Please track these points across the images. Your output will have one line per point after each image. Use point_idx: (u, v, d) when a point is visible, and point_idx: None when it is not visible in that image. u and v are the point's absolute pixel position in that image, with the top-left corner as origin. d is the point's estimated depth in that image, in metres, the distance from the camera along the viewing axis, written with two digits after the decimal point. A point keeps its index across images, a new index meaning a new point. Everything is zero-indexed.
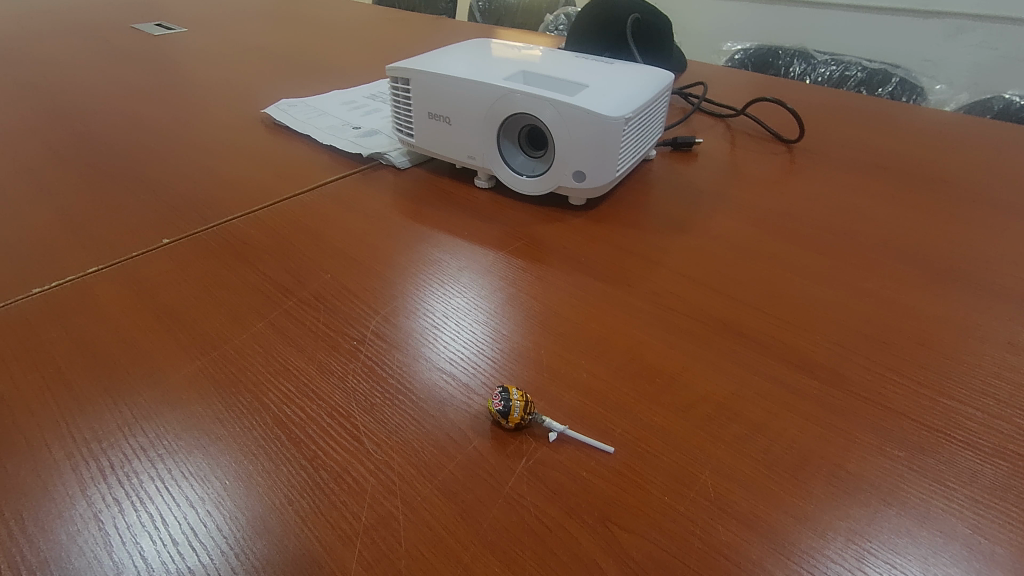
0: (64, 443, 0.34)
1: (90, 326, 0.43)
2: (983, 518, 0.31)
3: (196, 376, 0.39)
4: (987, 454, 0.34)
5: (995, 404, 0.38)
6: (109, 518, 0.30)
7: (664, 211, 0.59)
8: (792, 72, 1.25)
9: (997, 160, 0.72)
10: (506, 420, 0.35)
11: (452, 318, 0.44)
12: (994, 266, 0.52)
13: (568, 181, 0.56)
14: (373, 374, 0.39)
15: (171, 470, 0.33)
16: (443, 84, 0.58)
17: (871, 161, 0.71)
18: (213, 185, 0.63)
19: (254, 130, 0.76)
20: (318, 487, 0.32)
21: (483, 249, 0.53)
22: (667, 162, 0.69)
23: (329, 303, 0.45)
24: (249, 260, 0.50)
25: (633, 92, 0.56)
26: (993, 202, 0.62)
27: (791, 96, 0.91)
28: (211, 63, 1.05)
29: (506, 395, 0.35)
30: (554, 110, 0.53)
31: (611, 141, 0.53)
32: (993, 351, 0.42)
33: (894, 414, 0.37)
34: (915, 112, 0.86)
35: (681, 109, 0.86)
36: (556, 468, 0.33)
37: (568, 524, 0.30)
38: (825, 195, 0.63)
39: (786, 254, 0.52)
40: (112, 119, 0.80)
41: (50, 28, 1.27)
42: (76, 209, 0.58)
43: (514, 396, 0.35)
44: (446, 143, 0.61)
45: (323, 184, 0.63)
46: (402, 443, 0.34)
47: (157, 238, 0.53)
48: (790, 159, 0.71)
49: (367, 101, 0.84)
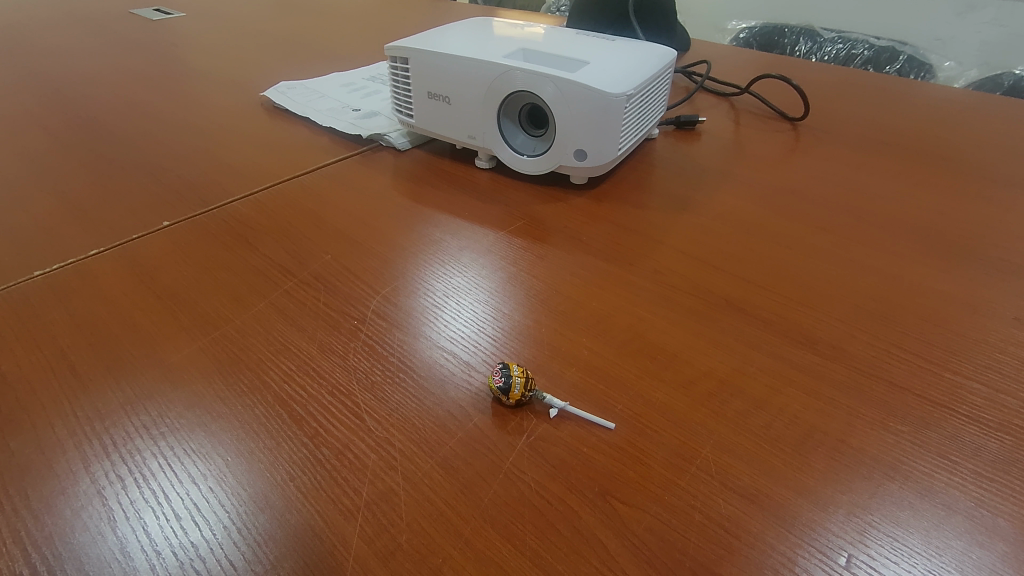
0: (67, 422, 0.34)
1: (92, 307, 0.43)
2: (986, 492, 0.31)
3: (198, 356, 0.39)
4: (990, 428, 0.34)
5: (1000, 379, 0.37)
6: (112, 495, 0.31)
7: (666, 189, 0.59)
8: (798, 52, 1.23)
9: (1008, 136, 0.71)
10: (506, 397, 0.35)
11: (453, 297, 0.44)
12: (1002, 242, 0.51)
13: (570, 160, 0.56)
14: (374, 353, 0.39)
15: (173, 447, 0.33)
16: (443, 63, 0.57)
17: (877, 138, 0.69)
18: (213, 168, 0.62)
19: (253, 114, 0.75)
20: (319, 464, 0.32)
21: (484, 229, 0.53)
22: (670, 141, 0.69)
23: (330, 283, 0.45)
24: (250, 242, 0.50)
25: (636, 68, 0.55)
26: (1002, 178, 0.61)
27: (796, 74, 0.90)
28: (210, 47, 1.04)
29: (507, 371, 0.35)
30: (555, 86, 0.52)
31: (613, 117, 0.52)
32: (998, 327, 0.41)
33: (897, 389, 0.36)
34: (923, 90, 0.85)
35: (684, 88, 0.85)
36: (556, 443, 0.33)
37: (567, 499, 0.30)
38: (830, 173, 0.62)
39: (790, 231, 0.52)
40: (112, 104, 0.79)
41: (51, 15, 1.26)
42: (77, 193, 0.58)
43: (514, 373, 0.35)
44: (446, 122, 0.61)
45: (322, 166, 0.63)
46: (402, 420, 0.34)
47: (157, 221, 0.53)
48: (795, 137, 0.70)
49: (366, 83, 0.84)
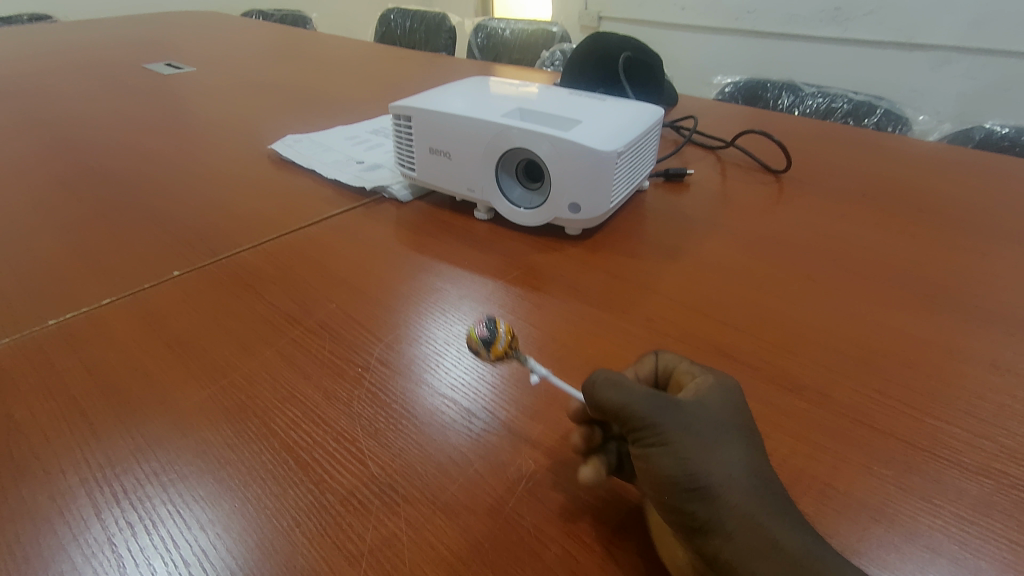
0: (78, 469, 0.35)
1: (104, 355, 0.44)
2: (969, 535, 0.32)
3: (206, 403, 0.40)
4: (972, 472, 0.35)
5: (979, 424, 0.39)
6: (122, 541, 0.32)
7: (657, 239, 0.61)
8: (781, 105, 1.28)
9: (981, 186, 0.75)
10: (488, 350, 0.36)
11: (453, 345, 0.46)
12: (978, 289, 0.53)
13: (565, 213, 0.58)
14: (377, 400, 0.40)
15: (181, 494, 0.34)
16: (444, 122, 0.60)
17: (858, 189, 0.73)
18: (221, 218, 0.65)
19: (261, 166, 0.79)
20: (324, 510, 0.33)
21: (483, 278, 0.55)
22: (660, 192, 0.72)
23: (334, 331, 0.47)
24: (256, 290, 0.52)
25: (626, 127, 0.59)
26: (976, 226, 0.65)
27: (780, 127, 0.95)
28: (219, 100, 1.09)
29: (493, 327, 0.37)
30: (550, 144, 0.55)
31: (605, 173, 0.55)
32: (976, 372, 0.43)
33: (881, 434, 0.38)
34: (900, 142, 0.89)
35: (673, 141, 0.89)
36: (553, 488, 0.34)
37: (563, 543, 0.31)
38: (813, 222, 0.65)
39: (776, 280, 0.54)
40: (124, 155, 0.83)
41: (64, 68, 1.32)
42: (90, 243, 0.60)
43: (499, 330, 0.37)
44: (447, 176, 0.64)
45: (328, 217, 0.65)
46: (406, 465, 0.36)
47: (168, 270, 0.55)
48: (779, 188, 0.73)
49: (370, 136, 0.88)
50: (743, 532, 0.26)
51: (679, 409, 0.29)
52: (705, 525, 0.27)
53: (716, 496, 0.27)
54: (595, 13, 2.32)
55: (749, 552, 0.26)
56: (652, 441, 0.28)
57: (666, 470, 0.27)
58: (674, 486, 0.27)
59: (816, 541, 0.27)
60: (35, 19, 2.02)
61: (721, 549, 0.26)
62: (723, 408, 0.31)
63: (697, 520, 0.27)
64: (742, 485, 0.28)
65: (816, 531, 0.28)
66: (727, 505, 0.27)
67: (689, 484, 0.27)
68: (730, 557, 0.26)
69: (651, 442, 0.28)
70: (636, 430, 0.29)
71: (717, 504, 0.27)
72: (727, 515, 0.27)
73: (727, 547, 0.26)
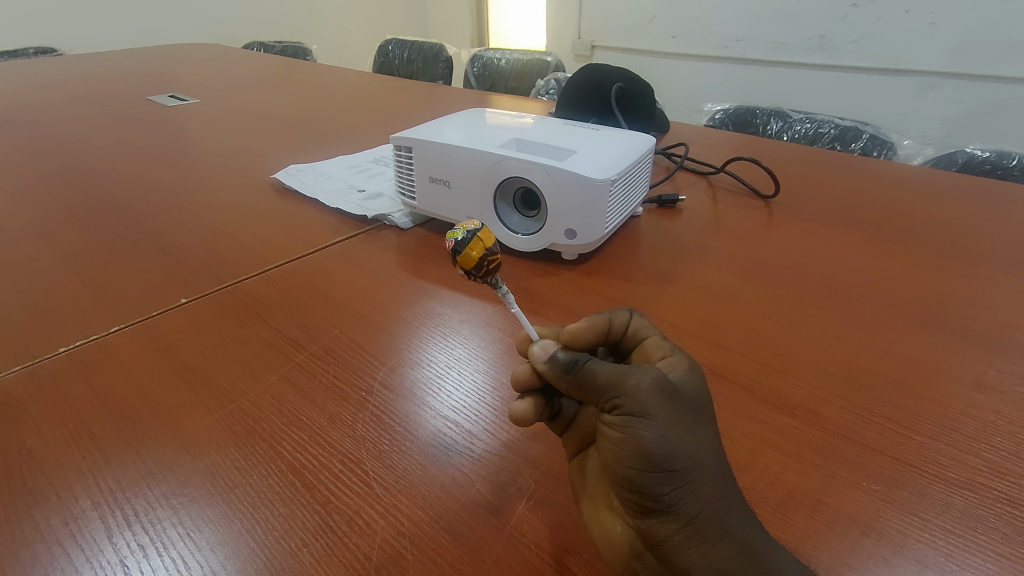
0: (91, 494, 0.36)
1: (114, 382, 0.45)
2: (955, 548, 0.33)
3: (215, 427, 0.41)
4: (957, 486, 0.37)
5: (963, 440, 0.40)
6: (134, 563, 0.32)
7: (651, 263, 0.63)
8: (770, 131, 1.32)
9: (964, 208, 0.77)
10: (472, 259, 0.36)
11: (454, 368, 0.47)
12: (962, 309, 0.55)
13: (561, 239, 0.60)
14: (381, 423, 0.41)
15: (192, 516, 0.35)
16: (443, 153, 0.63)
17: (845, 213, 0.75)
18: (226, 247, 0.66)
19: (264, 195, 0.81)
20: (331, 531, 0.34)
21: (482, 303, 0.56)
22: (654, 218, 0.74)
23: (339, 356, 0.48)
24: (262, 317, 0.53)
25: (618, 156, 0.61)
26: (960, 248, 0.67)
27: (769, 153, 0.98)
28: (222, 131, 1.12)
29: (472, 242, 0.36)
30: (546, 173, 0.57)
31: (600, 200, 0.57)
32: (960, 390, 0.45)
33: (869, 451, 0.39)
34: (886, 167, 0.92)
35: (665, 168, 0.92)
36: (554, 507, 0.35)
37: (563, 560, 0.32)
38: (802, 246, 0.67)
39: (767, 302, 0.56)
40: (130, 186, 0.85)
41: (69, 100, 1.35)
42: (98, 272, 0.61)
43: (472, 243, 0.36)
44: (446, 204, 0.66)
45: (330, 244, 0.67)
46: (410, 487, 0.37)
47: (175, 298, 0.56)
48: (768, 212, 0.75)
49: (371, 165, 0.90)
50: (703, 520, 0.28)
51: (673, 394, 0.30)
52: (668, 509, 0.28)
53: (689, 484, 0.28)
54: (588, 42, 2.38)
55: (704, 538, 0.28)
56: (638, 418, 0.28)
57: (648, 450, 0.28)
58: (652, 467, 0.28)
59: (759, 532, 0.30)
60: (41, 52, 2.07)
61: (677, 533, 0.28)
62: (701, 401, 0.32)
63: (662, 502, 0.28)
64: (710, 474, 0.29)
65: (758, 521, 0.30)
66: (696, 492, 0.28)
67: (668, 468, 0.28)
68: (685, 542, 0.28)
69: (637, 419, 0.29)
70: (625, 402, 0.29)
71: (687, 490, 0.28)
72: (692, 502, 0.28)
73: (685, 532, 0.28)
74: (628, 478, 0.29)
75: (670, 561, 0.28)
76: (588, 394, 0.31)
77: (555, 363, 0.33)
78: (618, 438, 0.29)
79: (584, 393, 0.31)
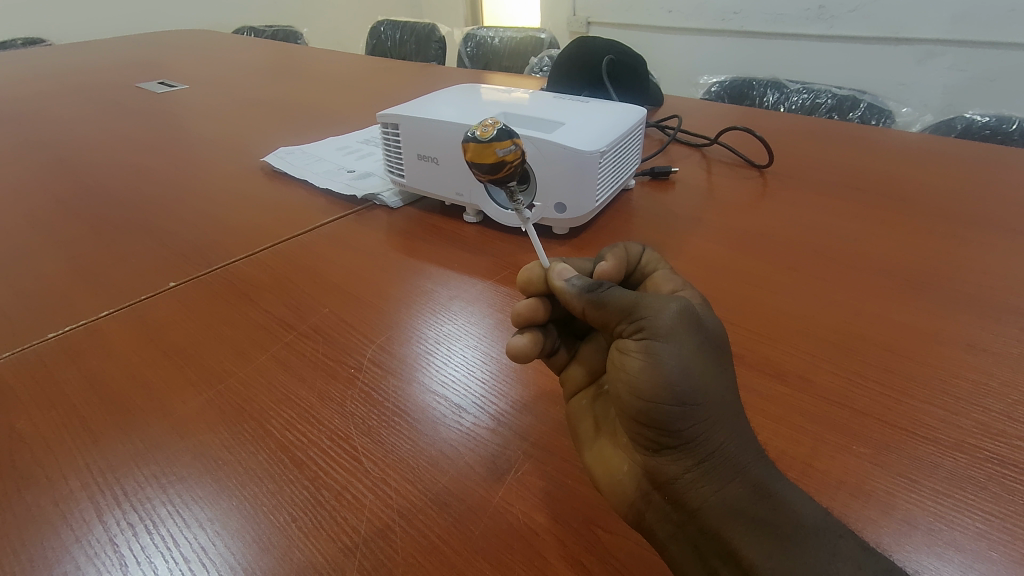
0: (80, 475, 0.36)
1: (102, 366, 0.45)
2: (945, 508, 0.33)
3: (204, 407, 0.41)
4: (947, 448, 0.36)
5: (955, 402, 0.40)
6: (124, 541, 0.33)
7: (643, 236, 0.62)
8: (767, 102, 1.30)
9: (962, 174, 0.76)
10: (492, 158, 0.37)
11: (445, 344, 0.47)
12: (958, 274, 0.54)
13: (551, 213, 0.60)
14: (370, 400, 0.41)
15: (181, 495, 0.35)
16: (430, 129, 0.62)
17: (840, 182, 0.74)
18: (215, 231, 0.66)
19: (253, 179, 0.80)
20: (320, 505, 0.34)
21: (472, 279, 0.56)
22: (646, 190, 0.73)
23: (327, 335, 0.48)
24: (251, 298, 0.53)
25: (608, 127, 0.60)
26: (957, 213, 0.66)
27: (764, 124, 0.96)
28: (212, 117, 1.11)
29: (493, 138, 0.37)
30: (535, 147, 0.56)
31: (589, 172, 0.56)
32: (953, 353, 0.44)
33: (859, 415, 0.39)
34: (883, 134, 0.90)
35: (659, 141, 0.90)
36: (542, 477, 0.35)
37: (552, 529, 0.32)
38: (796, 215, 0.66)
39: (759, 272, 0.55)
40: (119, 174, 0.84)
41: (58, 90, 1.34)
42: (88, 259, 0.61)
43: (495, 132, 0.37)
44: (436, 181, 0.65)
45: (320, 225, 0.67)
46: (398, 460, 0.37)
47: (164, 282, 0.56)
48: (763, 182, 0.75)
49: (361, 145, 0.89)
50: (717, 458, 0.28)
51: (697, 327, 0.30)
52: (683, 445, 0.28)
53: (706, 421, 0.28)
54: (583, 19, 2.35)
55: (716, 476, 0.28)
56: (660, 346, 0.29)
57: (670, 381, 0.28)
58: (671, 400, 0.28)
59: (772, 471, 0.30)
60: (31, 42, 2.06)
61: (690, 471, 0.28)
62: (721, 339, 0.32)
63: (676, 438, 0.28)
64: (726, 411, 0.29)
65: (771, 462, 0.30)
66: (712, 429, 0.28)
67: (687, 401, 0.28)
68: (697, 480, 0.28)
69: (659, 348, 0.29)
70: (649, 328, 0.29)
71: (704, 427, 0.28)
72: (708, 439, 0.28)
73: (697, 470, 0.28)
74: (644, 413, 0.29)
75: (681, 500, 0.28)
76: (608, 316, 0.31)
77: (575, 285, 0.33)
78: (638, 367, 0.29)
79: (603, 317, 0.32)
